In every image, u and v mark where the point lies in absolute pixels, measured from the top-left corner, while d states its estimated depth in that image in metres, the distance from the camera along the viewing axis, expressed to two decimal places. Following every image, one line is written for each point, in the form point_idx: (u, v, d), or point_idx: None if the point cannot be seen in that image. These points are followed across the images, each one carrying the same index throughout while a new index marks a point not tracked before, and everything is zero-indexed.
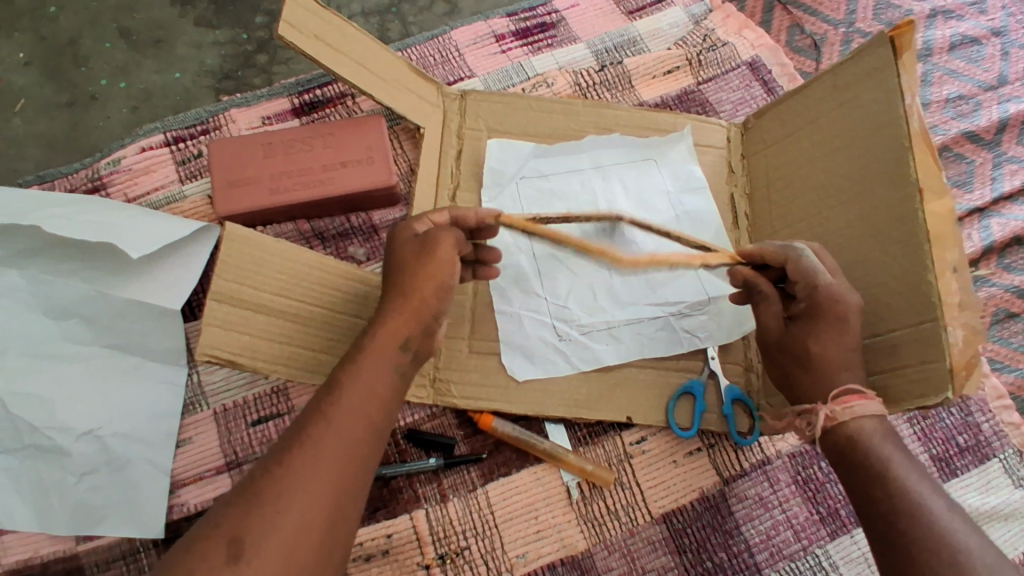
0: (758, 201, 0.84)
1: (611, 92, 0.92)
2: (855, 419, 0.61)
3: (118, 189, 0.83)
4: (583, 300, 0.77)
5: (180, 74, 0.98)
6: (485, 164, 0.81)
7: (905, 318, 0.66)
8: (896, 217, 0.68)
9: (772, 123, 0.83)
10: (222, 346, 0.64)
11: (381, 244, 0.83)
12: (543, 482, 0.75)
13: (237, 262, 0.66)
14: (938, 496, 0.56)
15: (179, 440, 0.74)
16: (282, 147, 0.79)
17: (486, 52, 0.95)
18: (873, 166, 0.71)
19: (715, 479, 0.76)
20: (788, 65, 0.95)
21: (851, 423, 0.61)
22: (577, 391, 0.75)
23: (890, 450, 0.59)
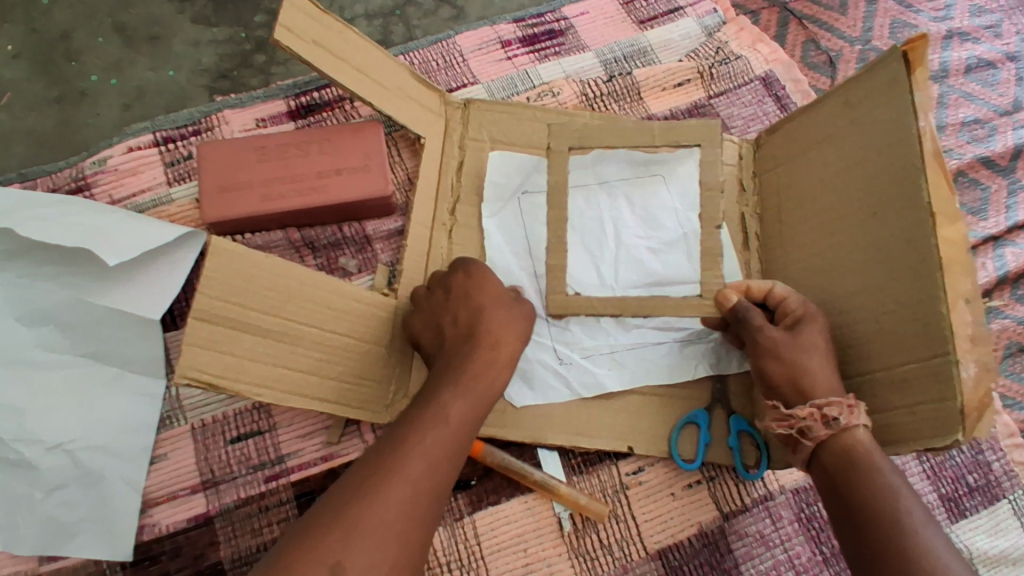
0: (769, 222, 0.80)
1: (619, 104, 0.89)
2: (850, 429, 0.59)
3: (104, 190, 0.80)
4: (585, 322, 0.73)
5: (175, 72, 0.95)
6: (487, 177, 0.77)
7: (915, 351, 0.63)
8: (907, 242, 0.65)
9: (784, 140, 0.79)
10: (205, 368, 0.59)
11: (375, 255, 0.80)
12: (534, 512, 0.71)
13: (225, 278, 0.61)
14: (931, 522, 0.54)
15: (153, 456, 0.71)
16: (276, 151, 0.76)
17: (491, 59, 0.92)
18: (886, 187, 0.67)
19: (715, 514, 0.73)
20: (802, 82, 0.92)
21: (855, 433, 0.59)
22: (576, 418, 0.72)
23: (889, 470, 0.57)
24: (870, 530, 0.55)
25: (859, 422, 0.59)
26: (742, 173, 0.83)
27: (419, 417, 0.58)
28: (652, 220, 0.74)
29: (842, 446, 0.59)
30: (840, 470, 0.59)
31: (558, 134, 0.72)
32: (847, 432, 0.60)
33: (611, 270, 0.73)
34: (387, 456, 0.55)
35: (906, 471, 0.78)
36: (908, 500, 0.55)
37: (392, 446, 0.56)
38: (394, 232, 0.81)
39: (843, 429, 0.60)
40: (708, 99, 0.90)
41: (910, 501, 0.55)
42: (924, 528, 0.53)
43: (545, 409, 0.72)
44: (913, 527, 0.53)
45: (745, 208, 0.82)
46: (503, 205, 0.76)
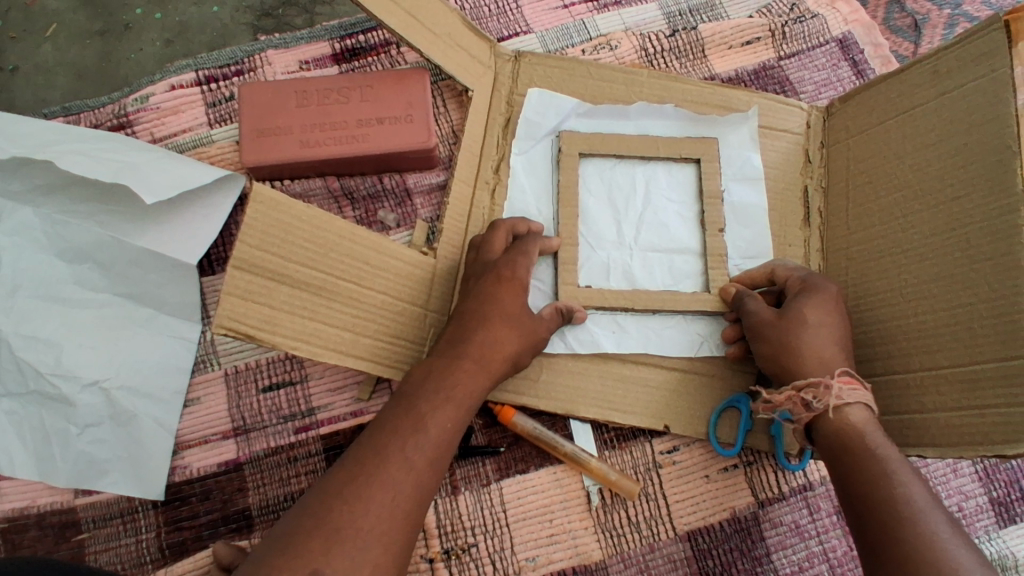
0: (834, 196, 0.75)
1: (680, 62, 0.83)
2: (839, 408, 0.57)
3: (145, 128, 0.78)
4: (596, 277, 0.72)
5: (218, 7, 0.92)
6: (522, 114, 0.75)
7: (990, 350, 0.57)
8: (994, 230, 0.59)
9: (860, 109, 0.74)
10: (242, 319, 0.59)
11: (414, 211, 0.78)
12: (562, 484, 0.70)
13: (266, 227, 0.61)
14: (938, 507, 0.50)
15: (186, 399, 0.71)
16: (317, 96, 0.73)
17: (546, 6, 0.86)
18: (972, 168, 0.62)
19: (749, 500, 0.70)
20: (883, 46, 0.85)
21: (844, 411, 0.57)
22: (613, 392, 0.70)
23: (892, 455, 0.54)
24: (871, 515, 0.51)
25: (842, 399, 0.57)
26: (809, 143, 0.78)
27: (415, 400, 0.58)
28: (685, 185, 0.75)
29: (842, 424, 0.56)
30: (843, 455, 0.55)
31: (568, 139, 0.74)
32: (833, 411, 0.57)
33: (633, 230, 0.74)
34: (391, 439, 0.55)
35: (956, 471, 0.74)
36: (911, 483, 0.51)
37: (394, 433, 0.56)
38: (436, 187, 0.78)
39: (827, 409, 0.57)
40: (777, 61, 0.83)
41: (914, 486, 0.51)
42: (929, 511, 0.49)
43: (581, 381, 0.70)
44: (910, 515, 0.49)
45: (808, 180, 0.77)
46: (534, 143, 0.75)
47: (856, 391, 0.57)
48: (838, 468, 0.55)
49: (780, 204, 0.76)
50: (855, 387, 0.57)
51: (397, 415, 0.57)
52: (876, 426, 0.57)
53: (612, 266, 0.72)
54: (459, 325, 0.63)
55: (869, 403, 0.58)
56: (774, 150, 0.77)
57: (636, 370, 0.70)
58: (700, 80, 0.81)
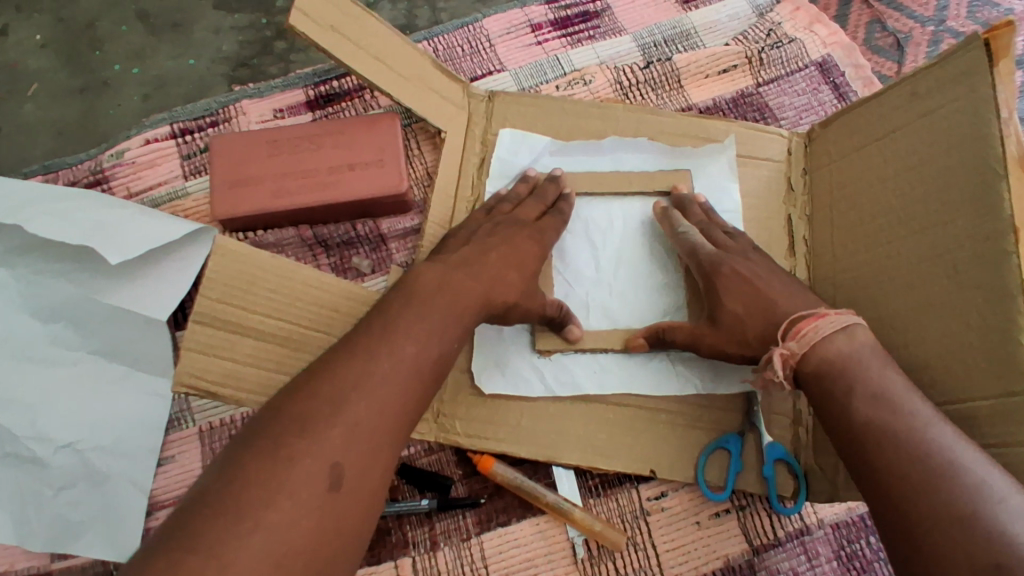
0: (818, 223, 0.73)
1: (656, 93, 0.82)
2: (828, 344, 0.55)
3: (121, 183, 0.78)
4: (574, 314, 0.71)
5: (195, 60, 0.92)
6: (494, 154, 0.75)
7: (984, 386, 0.54)
8: (981, 258, 0.56)
9: (840, 133, 0.72)
10: (202, 375, 0.60)
11: (389, 256, 0.76)
12: (546, 535, 0.67)
13: (228, 280, 0.62)
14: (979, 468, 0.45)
15: (160, 458, 0.70)
16: (287, 145, 0.73)
17: (520, 43, 0.85)
18: (956, 192, 0.59)
19: (743, 547, 0.67)
20: (864, 67, 0.82)
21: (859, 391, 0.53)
22: (597, 435, 0.68)
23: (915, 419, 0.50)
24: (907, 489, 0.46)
25: (813, 329, 0.56)
26: (790, 170, 0.76)
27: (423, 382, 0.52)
28: None
29: (821, 360, 0.55)
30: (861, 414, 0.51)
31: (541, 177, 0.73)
32: (818, 344, 0.56)
33: (610, 265, 0.72)
34: None
35: None
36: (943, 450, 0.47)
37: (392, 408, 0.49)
38: (410, 231, 0.77)
39: (813, 345, 0.56)
40: (756, 87, 0.82)
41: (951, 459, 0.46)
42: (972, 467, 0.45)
43: (563, 426, 0.68)
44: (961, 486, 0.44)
45: (791, 208, 0.75)
46: (508, 182, 0.74)
47: (804, 334, 0.57)
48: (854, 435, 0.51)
49: (762, 234, 0.75)
50: (805, 333, 0.57)
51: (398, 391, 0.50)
52: (862, 340, 0.55)
53: (589, 303, 0.71)
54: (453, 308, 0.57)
55: (839, 326, 0.56)
56: (755, 179, 0.76)
57: (620, 413, 0.68)
58: (676, 111, 0.80)
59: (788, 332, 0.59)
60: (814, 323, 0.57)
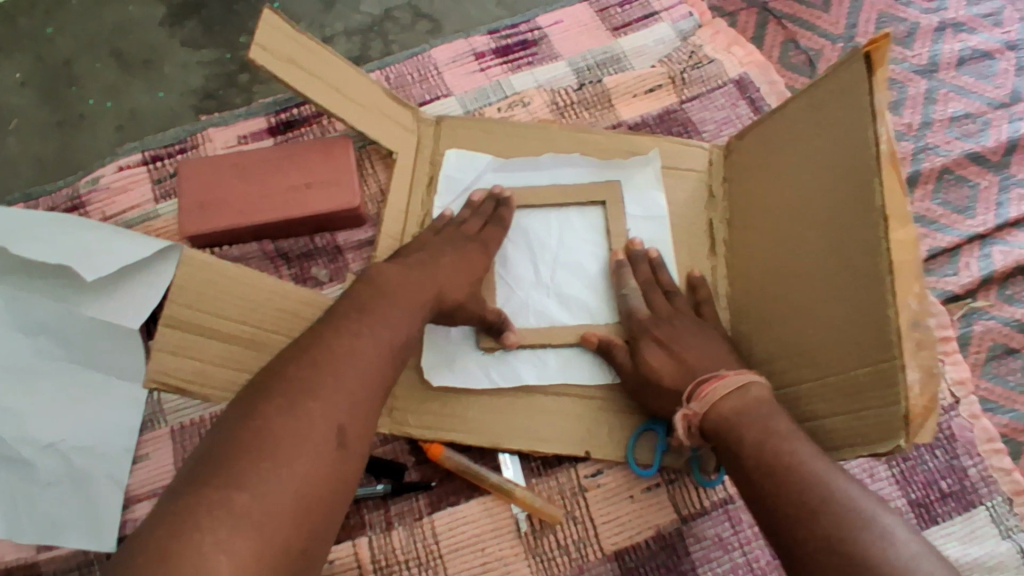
0: (737, 224, 0.80)
1: (590, 112, 0.90)
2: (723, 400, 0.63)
3: (96, 208, 0.85)
4: (518, 314, 0.78)
5: (165, 93, 0.99)
6: (441, 172, 0.82)
7: (865, 356, 0.61)
8: (859, 244, 0.63)
9: (756, 143, 0.80)
10: (171, 373, 0.67)
11: (346, 265, 0.82)
12: (491, 513, 0.73)
13: (196, 287, 0.69)
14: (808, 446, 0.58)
15: (136, 456, 0.76)
16: (251, 168, 0.80)
17: (465, 70, 0.93)
18: (844, 190, 0.66)
19: (673, 517, 0.73)
20: (778, 83, 0.91)
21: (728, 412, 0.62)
22: (537, 423, 0.74)
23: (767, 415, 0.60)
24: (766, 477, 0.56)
25: (715, 391, 0.63)
26: (712, 179, 0.84)
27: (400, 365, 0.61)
28: (595, 226, 0.81)
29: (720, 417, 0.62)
30: (748, 439, 0.59)
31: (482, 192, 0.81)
32: (717, 404, 0.63)
33: (550, 269, 0.80)
34: None
35: (873, 474, 0.76)
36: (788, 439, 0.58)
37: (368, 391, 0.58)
38: (365, 242, 0.83)
39: (713, 404, 0.63)
40: (680, 104, 0.90)
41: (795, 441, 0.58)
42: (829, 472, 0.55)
43: (506, 416, 0.74)
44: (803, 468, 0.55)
45: (712, 214, 0.83)
46: (455, 197, 0.82)
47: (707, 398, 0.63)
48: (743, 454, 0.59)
49: (685, 235, 0.82)
50: (705, 395, 0.63)
51: (376, 369, 0.58)
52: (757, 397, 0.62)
53: (532, 306, 0.78)
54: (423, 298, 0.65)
55: (737, 385, 0.63)
56: (679, 188, 0.84)
57: (558, 402, 0.75)
58: (607, 128, 0.88)
59: (693, 391, 0.66)
60: (717, 383, 0.64)
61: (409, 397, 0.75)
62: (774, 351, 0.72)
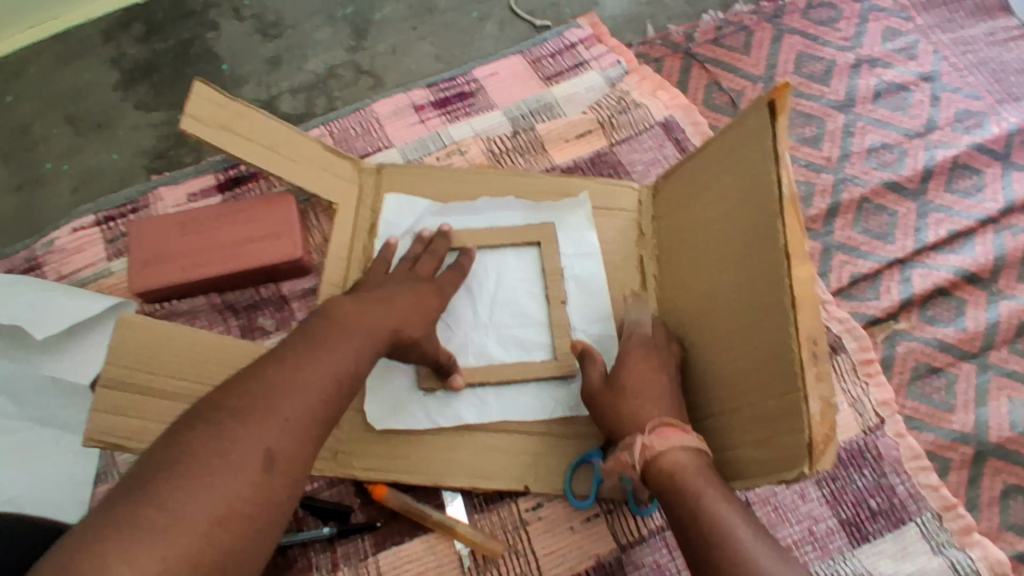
0: (666, 262, 0.85)
1: (524, 158, 0.94)
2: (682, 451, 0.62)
3: (52, 267, 0.88)
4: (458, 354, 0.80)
5: (118, 154, 1.03)
6: (382, 217, 0.85)
7: (774, 386, 0.65)
8: (766, 280, 0.67)
9: (678, 185, 0.84)
10: (111, 431, 0.69)
11: (292, 314, 0.85)
12: (435, 550, 0.75)
13: (132, 347, 0.71)
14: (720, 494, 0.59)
15: (88, 509, 0.77)
16: (196, 226, 0.84)
17: (405, 123, 0.97)
18: (752, 229, 0.70)
19: (612, 546, 0.76)
20: (702, 123, 0.97)
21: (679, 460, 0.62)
22: (478, 460, 0.77)
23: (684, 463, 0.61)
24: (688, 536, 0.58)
25: (678, 440, 0.63)
26: (641, 218, 0.88)
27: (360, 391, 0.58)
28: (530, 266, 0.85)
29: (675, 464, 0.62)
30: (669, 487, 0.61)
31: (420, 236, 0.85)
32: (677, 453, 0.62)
33: (488, 310, 0.83)
34: None
35: (805, 496, 0.78)
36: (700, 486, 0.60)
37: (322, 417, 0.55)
38: (309, 291, 0.87)
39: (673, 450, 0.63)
40: (610, 147, 0.95)
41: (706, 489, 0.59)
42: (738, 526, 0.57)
43: (447, 454, 0.77)
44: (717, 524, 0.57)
45: (644, 251, 0.87)
46: (395, 241, 0.85)
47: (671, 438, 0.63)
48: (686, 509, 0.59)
49: (620, 275, 0.87)
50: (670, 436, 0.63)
51: None
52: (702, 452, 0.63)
53: (471, 345, 0.81)
54: (387, 323, 0.64)
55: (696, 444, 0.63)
56: (610, 229, 0.88)
57: (497, 438, 0.77)
58: (541, 172, 0.93)
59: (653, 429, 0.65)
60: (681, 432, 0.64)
61: (353, 440, 0.77)
62: (702, 382, 0.76)
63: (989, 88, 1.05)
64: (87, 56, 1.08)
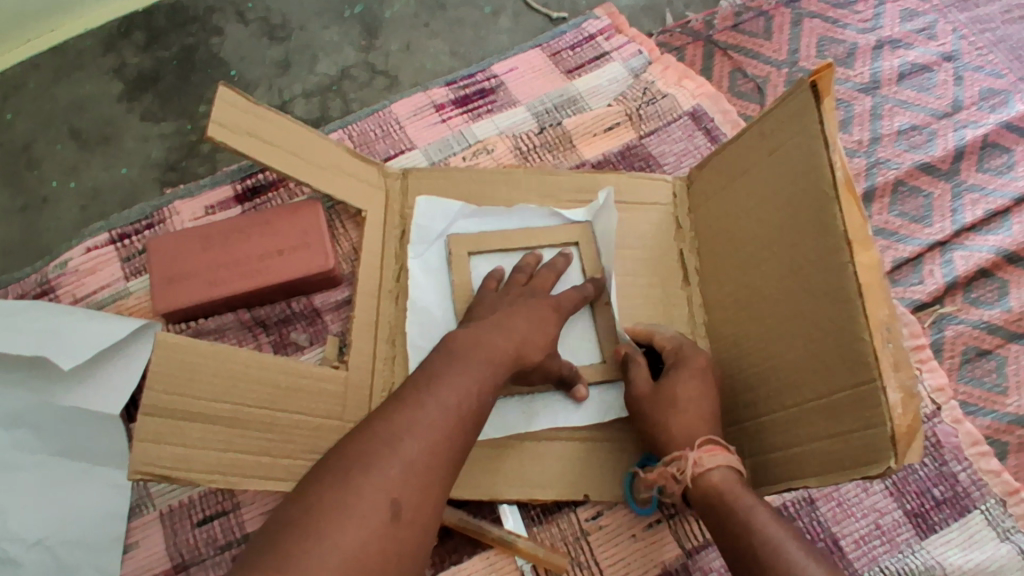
0: (704, 255, 0.82)
1: (552, 154, 0.92)
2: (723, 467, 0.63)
3: (67, 291, 0.83)
4: None
5: (127, 168, 0.99)
6: (413, 222, 0.82)
7: (844, 378, 0.62)
8: (825, 270, 0.65)
9: (711, 175, 0.82)
10: (155, 462, 0.64)
11: (325, 327, 0.82)
12: (495, 567, 0.73)
13: (170, 372, 0.66)
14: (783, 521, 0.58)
15: (125, 545, 0.73)
16: (218, 240, 0.79)
17: (426, 122, 0.94)
18: (803, 217, 0.68)
19: (677, 552, 0.74)
20: (730, 112, 0.94)
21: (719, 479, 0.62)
22: (532, 472, 0.74)
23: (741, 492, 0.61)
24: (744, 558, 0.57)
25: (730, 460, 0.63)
26: (676, 211, 0.85)
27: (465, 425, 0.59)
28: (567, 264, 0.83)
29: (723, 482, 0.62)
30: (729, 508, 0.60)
31: (455, 241, 0.81)
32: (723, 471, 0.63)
33: None
34: None
35: (867, 489, 0.79)
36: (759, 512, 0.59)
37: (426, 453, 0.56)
38: (342, 303, 0.84)
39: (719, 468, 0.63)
40: (639, 140, 0.92)
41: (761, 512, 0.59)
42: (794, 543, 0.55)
43: (500, 467, 0.74)
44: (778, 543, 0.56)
45: (682, 244, 0.84)
46: (428, 246, 0.82)
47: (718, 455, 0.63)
48: (747, 539, 0.58)
49: (659, 267, 0.84)
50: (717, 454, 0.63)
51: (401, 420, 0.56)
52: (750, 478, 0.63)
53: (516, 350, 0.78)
54: None
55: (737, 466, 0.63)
56: (646, 223, 0.85)
57: (549, 446, 0.75)
58: (571, 168, 0.90)
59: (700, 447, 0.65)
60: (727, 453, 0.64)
61: None
62: (752, 380, 0.73)
63: (1010, 66, 1.04)
64: (88, 67, 1.03)
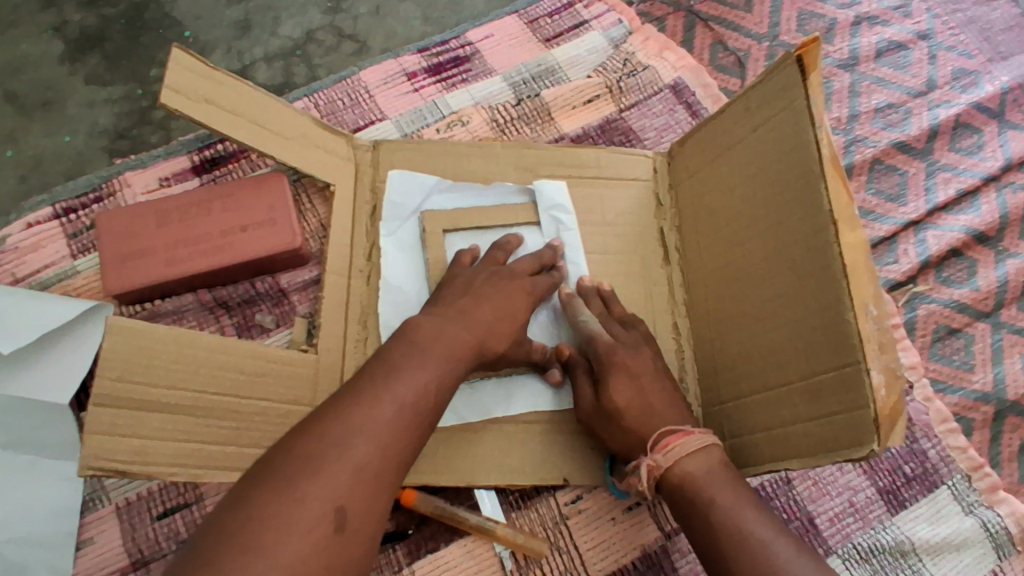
0: (686, 232, 0.80)
1: (530, 127, 0.88)
2: (685, 459, 0.61)
3: (6, 269, 0.77)
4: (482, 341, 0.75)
5: (71, 136, 0.91)
6: (385, 197, 0.78)
7: (829, 358, 0.61)
8: (812, 249, 0.63)
9: (693, 150, 0.79)
10: (110, 457, 0.60)
11: (292, 309, 0.79)
12: (473, 554, 0.72)
13: (128, 357, 0.61)
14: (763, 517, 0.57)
15: (78, 542, 0.69)
16: (177, 214, 0.74)
17: (398, 92, 0.89)
18: (789, 195, 0.66)
19: (657, 534, 0.74)
20: (711, 86, 0.91)
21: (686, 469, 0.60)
22: (511, 457, 0.72)
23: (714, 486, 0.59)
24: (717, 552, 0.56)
25: (687, 445, 0.61)
26: (657, 187, 0.83)
27: (425, 413, 0.57)
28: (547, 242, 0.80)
29: (683, 475, 0.60)
30: (702, 507, 0.58)
31: (430, 217, 0.78)
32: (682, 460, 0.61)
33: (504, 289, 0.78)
34: None
35: (842, 468, 0.79)
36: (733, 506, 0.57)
37: (395, 444, 0.54)
38: (310, 282, 0.80)
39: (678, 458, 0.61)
40: (619, 113, 0.89)
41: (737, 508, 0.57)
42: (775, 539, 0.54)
43: (478, 452, 0.71)
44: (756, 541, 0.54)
45: (663, 221, 0.82)
46: (401, 222, 0.77)
47: (673, 449, 0.61)
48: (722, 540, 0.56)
49: (638, 247, 0.81)
50: (672, 447, 0.61)
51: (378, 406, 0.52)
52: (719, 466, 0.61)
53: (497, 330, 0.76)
54: None
55: (702, 443, 0.61)
56: (628, 199, 0.82)
57: (527, 430, 0.72)
58: (549, 142, 0.86)
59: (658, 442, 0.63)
60: (685, 437, 0.61)
61: None
62: (734, 361, 0.72)
63: (982, 47, 1.04)
64: (25, 25, 0.95)
